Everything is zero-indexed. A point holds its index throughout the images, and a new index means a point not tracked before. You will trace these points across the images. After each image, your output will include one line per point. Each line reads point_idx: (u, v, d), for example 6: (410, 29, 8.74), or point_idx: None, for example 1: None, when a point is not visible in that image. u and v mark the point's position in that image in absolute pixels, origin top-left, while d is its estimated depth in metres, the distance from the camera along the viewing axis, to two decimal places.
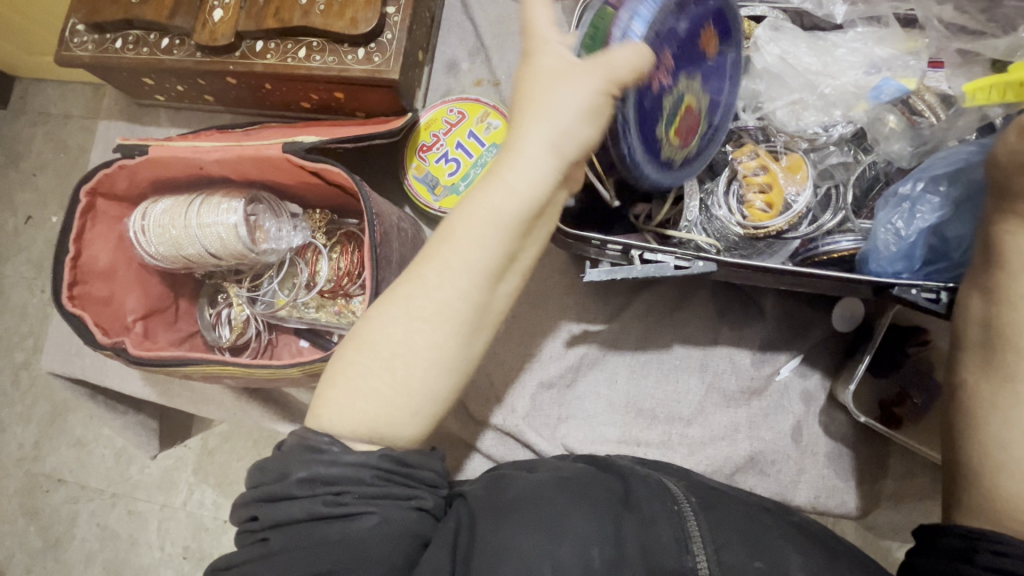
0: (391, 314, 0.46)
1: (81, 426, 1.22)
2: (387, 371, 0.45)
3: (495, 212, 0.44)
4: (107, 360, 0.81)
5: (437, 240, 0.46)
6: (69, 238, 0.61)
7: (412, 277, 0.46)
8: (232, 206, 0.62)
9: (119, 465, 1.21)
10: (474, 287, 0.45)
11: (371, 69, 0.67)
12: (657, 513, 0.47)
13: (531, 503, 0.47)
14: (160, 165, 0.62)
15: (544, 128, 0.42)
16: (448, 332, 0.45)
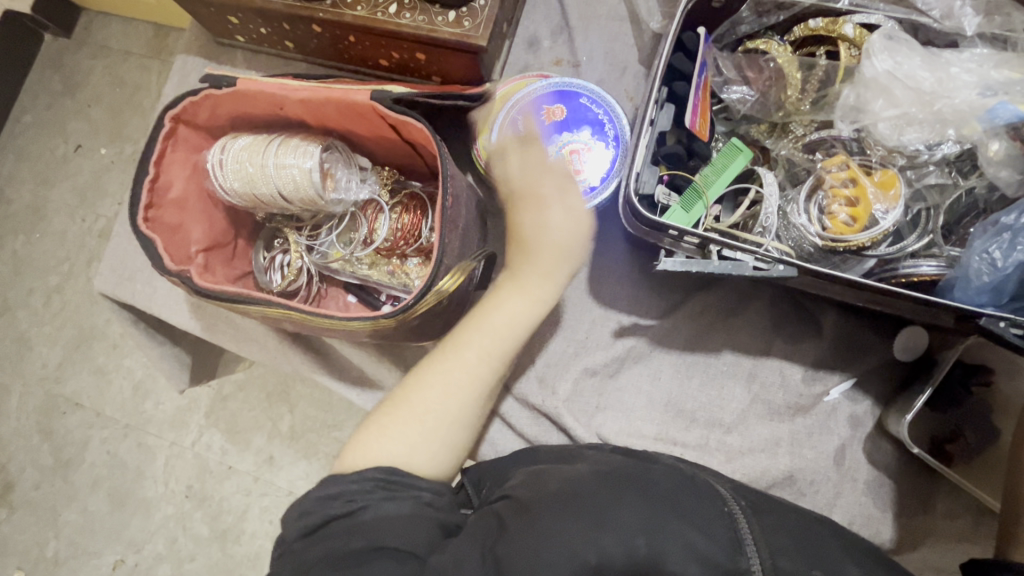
0: (429, 375, 0.58)
1: (105, 355, 1.25)
2: (423, 415, 0.57)
3: (508, 303, 0.58)
4: (157, 289, 0.83)
5: (467, 323, 0.59)
6: (149, 161, 0.61)
7: (452, 350, 0.58)
8: (309, 151, 0.63)
9: (135, 398, 1.23)
10: (495, 355, 0.59)
11: (459, 33, 0.67)
12: (709, 511, 0.46)
13: (572, 493, 0.47)
14: (245, 98, 0.62)
15: (551, 234, 0.58)
16: (471, 389, 0.58)
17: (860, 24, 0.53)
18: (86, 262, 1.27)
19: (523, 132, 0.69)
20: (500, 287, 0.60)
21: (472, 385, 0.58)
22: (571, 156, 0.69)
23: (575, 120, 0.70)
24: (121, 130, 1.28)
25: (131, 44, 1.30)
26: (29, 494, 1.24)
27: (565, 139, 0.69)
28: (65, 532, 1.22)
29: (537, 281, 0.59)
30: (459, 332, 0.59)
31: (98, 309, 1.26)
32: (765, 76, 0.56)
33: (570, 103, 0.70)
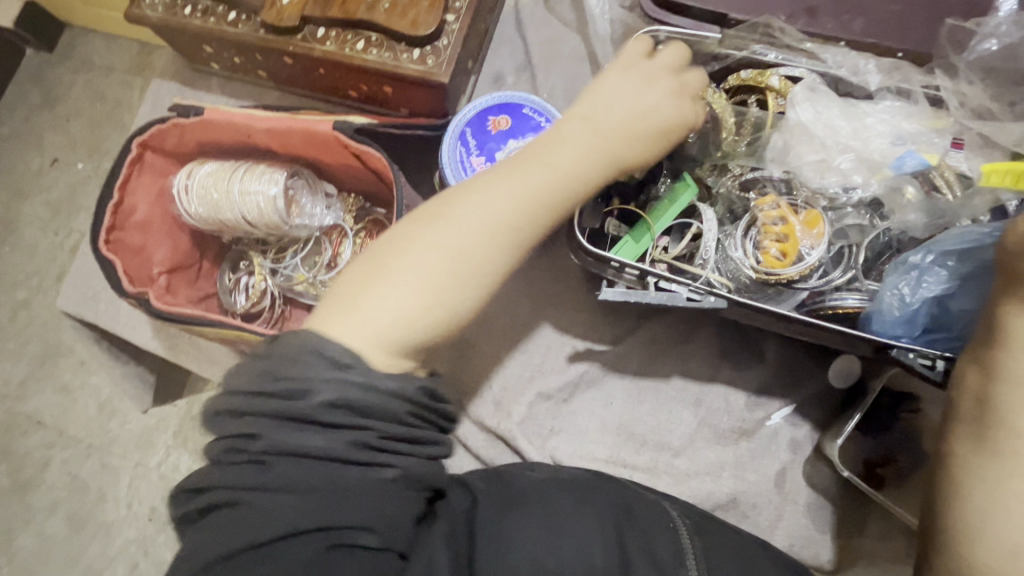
0: (451, 210, 0.48)
1: (70, 372, 1.23)
2: (412, 276, 0.45)
3: (552, 171, 0.49)
4: (121, 308, 0.84)
5: (474, 189, 0.48)
6: (114, 185, 0.63)
7: (466, 202, 0.48)
8: (274, 178, 0.65)
9: (99, 417, 1.20)
10: (518, 227, 0.48)
11: (423, 70, 0.70)
12: (656, 527, 0.50)
13: (537, 501, 0.49)
14: (212, 127, 0.64)
15: (634, 94, 0.53)
16: (489, 263, 0.47)
17: (786, 76, 0.57)
18: (56, 276, 1.26)
19: (471, 145, 0.68)
20: (512, 162, 0.50)
21: (487, 250, 0.47)
22: None
23: (522, 129, 0.69)
24: (99, 145, 1.29)
25: (112, 61, 1.31)
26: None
27: (511, 147, 0.68)
28: (19, 556, 1.18)
29: (575, 146, 0.51)
30: (447, 198, 0.49)
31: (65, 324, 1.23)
32: (703, 119, 0.59)
33: (516, 113, 0.69)
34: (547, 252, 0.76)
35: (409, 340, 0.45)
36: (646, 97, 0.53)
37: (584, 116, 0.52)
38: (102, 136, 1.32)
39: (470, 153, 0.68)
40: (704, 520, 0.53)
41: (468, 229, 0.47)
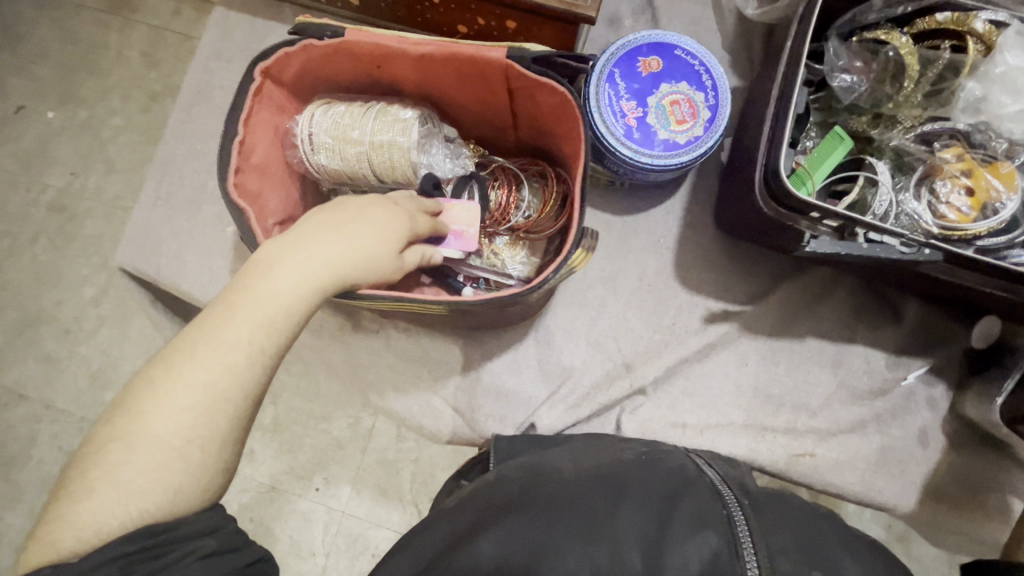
0: (201, 326, 0.46)
1: (55, 342, 1.16)
2: (166, 406, 0.43)
3: (261, 307, 0.46)
4: (190, 264, 0.75)
5: (217, 312, 0.46)
6: (239, 120, 0.55)
7: (220, 327, 0.45)
8: (408, 122, 0.59)
9: (93, 390, 1.14)
10: (263, 344, 0.46)
11: (566, 2, 0.63)
12: (706, 514, 0.46)
13: (567, 504, 0.48)
14: (348, 54, 0.56)
15: (357, 232, 0.50)
16: (229, 384, 0.45)
17: (990, 21, 0.54)
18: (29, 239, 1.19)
19: (620, 87, 0.63)
20: (262, 261, 0.48)
21: (218, 386, 0.44)
22: (671, 111, 0.63)
23: (672, 72, 0.64)
24: (72, 93, 1.20)
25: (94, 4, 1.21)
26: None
27: (664, 92, 0.63)
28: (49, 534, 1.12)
29: (321, 258, 0.48)
30: (200, 326, 0.46)
31: (47, 290, 1.17)
32: (883, 65, 0.57)
33: (665, 54, 0.64)
34: (677, 208, 0.72)
35: (200, 485, 0.44)
36: (387, 215, 0.52)
37: (338, 218, 0.51)
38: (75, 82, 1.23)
39: (620, 96, 0.63)
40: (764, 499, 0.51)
41: (212, 376, 0.44)
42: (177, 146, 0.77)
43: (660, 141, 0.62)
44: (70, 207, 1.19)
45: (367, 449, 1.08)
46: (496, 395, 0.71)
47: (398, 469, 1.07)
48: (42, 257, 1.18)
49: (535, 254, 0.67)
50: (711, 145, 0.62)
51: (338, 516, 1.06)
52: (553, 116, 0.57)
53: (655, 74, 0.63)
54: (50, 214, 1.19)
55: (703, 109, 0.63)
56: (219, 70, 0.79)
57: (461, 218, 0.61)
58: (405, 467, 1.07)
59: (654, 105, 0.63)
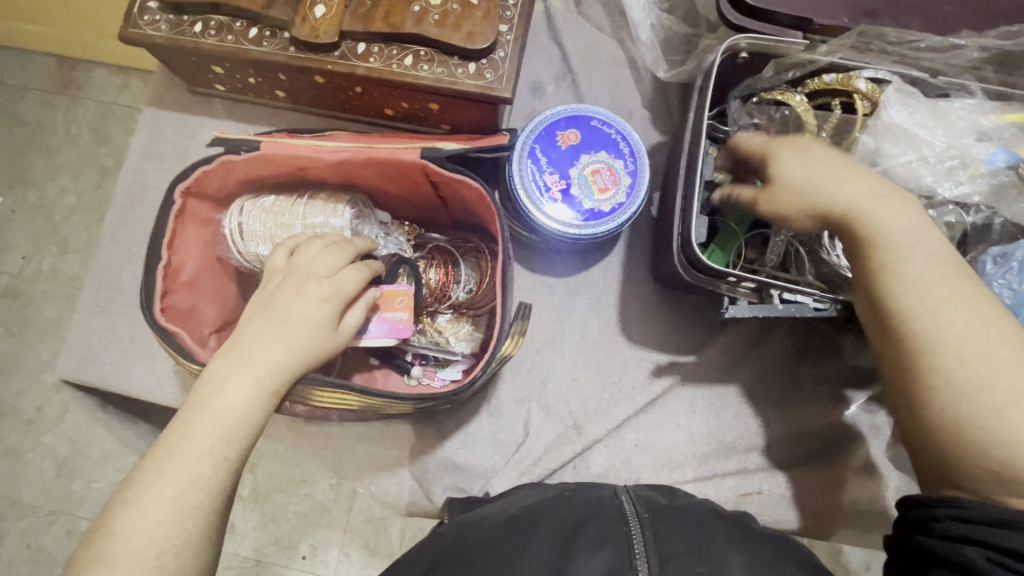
0: (163, 447, 0.48)
1: (18, 435, 1.24)
2: (139, 529, 0.44)
3: (215, 418, 0.48)
4: (134, 368, 0.74)
5: (176, 432, 0.48)
6: (163, 243, 0.55)
7: (180, 444, 0.47)
8: (338, 215, 0.61)
9: (60, 481, 1.22)
10: (225, 452, 0.48)
11: (482, 85, 0.66)
12: (607, 534, 0.55)
13: (491, 547, 0.54)
14: (268, 163, 0.57)
15: (293, 327, 0.52)
16: (200, 494, 0.47)
17: (871, 79, 0.58)
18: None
19: (541, 161, 0.65)
20: (212, 377, 0.50)
21: (188, 495, 0.46)
22: (594, 181, 0.65)
23: (591, 142, 0.66)
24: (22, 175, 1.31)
25: (39, 97, 1.34)
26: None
27: (585, 162, 0.65)
28: None
29: (264, 359, 0.51)
30: (163, 447, 0.48)
31: (8, 379, 1.25)
32: (778, 121, 0.60)
33: (583, 126, 0.66)
34: (614, 265, 0.74)
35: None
36: (323, 300, 0.53)
37: (271, 317, 0.52)
38: (23, 168, 1.33)
39: (543, 170, 0.65)
40: (660, 508, 0.59)
41: (179, 490, 0.46)
42: (114, 250, 0.77)
43: (585, 212, 0.64)
44: (24, 292, 1.28)
45: (351, 509, 1.09)
46: (451, 469, 0.70)
47: (386, 525, 1.09)
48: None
49: (478, 329, 0.69)
50: (635, 210, 0.64)
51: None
52: (477, 204, 0.59)
53: (576, 146, 0.66)
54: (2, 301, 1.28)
55: (623, 175, 0.65)
56: (153, 169, 0.79)
57: (396, 305, 0.62)
58: (393, 523, 1.09)
59: (577, 177, 0.65)
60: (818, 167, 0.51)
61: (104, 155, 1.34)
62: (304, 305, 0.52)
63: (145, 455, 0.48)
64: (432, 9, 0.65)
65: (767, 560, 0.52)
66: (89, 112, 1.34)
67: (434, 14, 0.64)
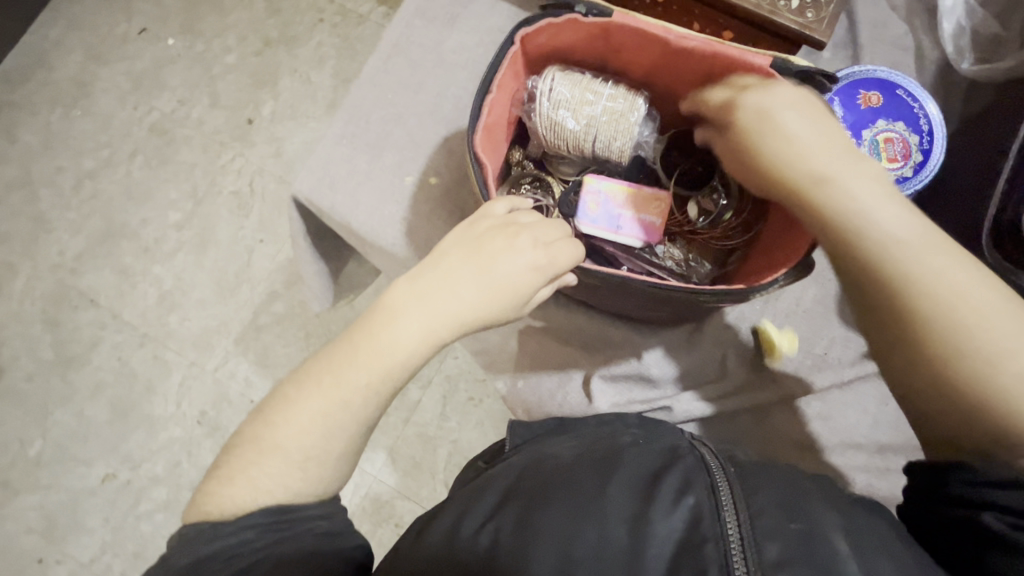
0: (337, 356, 0.53)
1: (134, 256, 1.49)
2: (298, 422, 0.51)
3: (393, 346, 0.52)
4: (359, 204, 0.77)
5: (348, 346, 0.53)
6: (497, 79, 0.59)
7: (354, 359, 0.52)
8: (636, 106, 0.64)
9: (159, 309, 1.46)
10: (392, 374, 0.53)
11: (800, 23, 0.66)
12: (689, 480, 0.52)
13: (564, 483, 0.52)
14: (608, 33, 0.61)
15: (483, 280, 0.54)
16: (355, 409, 0.52)
17: None
18: (127, 153, 1.54)
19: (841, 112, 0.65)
20: (390, 308, 0.53)
21: (343, 406, 0.52)
22: (882, 149, 0.65)
23: (891, 111, 0.65)
24: (196, 27, 1.57)
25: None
26: (70, 376, 1.45)
27: (878, 129, 0.65)
28: (127, 412, 1.42)
29: (452, 298, 0.53)
30: (330, 362, 0.53)
31: (142, 205, 1.51)
32: None
33: (888, 94, 0.65)
34: None
35: (325, 474, 0.53)
36: (521, 269, 0.54)
37: (475, 259, 0.54)
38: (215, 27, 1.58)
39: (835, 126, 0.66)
40: (746, 465, 0.54)
41: (333, 407, 0.52)
42: (367, 91, 0.80)
43: None
44: (171, 131, 1.54)
45: (407, 421, 1.27)
46: (633, 381, 0.72)
47: (435, 446, 1.25)
48: (137, 173, 1.53)
49: (711, 263, 0.68)
50: (920, 187, 0.64)
51: (372, 479, 1.25)
52: None
53: (876, 112, 0.65)
54: (150, 135, 1.54)
55: (914, 152, 0.64)
56: (419, 28, 0.82)
57: (645, 212, 0.66)
58: (441, 447, 1.25)
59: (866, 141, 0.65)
60: (942, 260, 0.46)
61: (273, 26, 1.56)
62: (507, 262, 0.54)
63: (314, 355, 0.55)
64: None
65: (871, 532, 0.48)
66: None
67: None
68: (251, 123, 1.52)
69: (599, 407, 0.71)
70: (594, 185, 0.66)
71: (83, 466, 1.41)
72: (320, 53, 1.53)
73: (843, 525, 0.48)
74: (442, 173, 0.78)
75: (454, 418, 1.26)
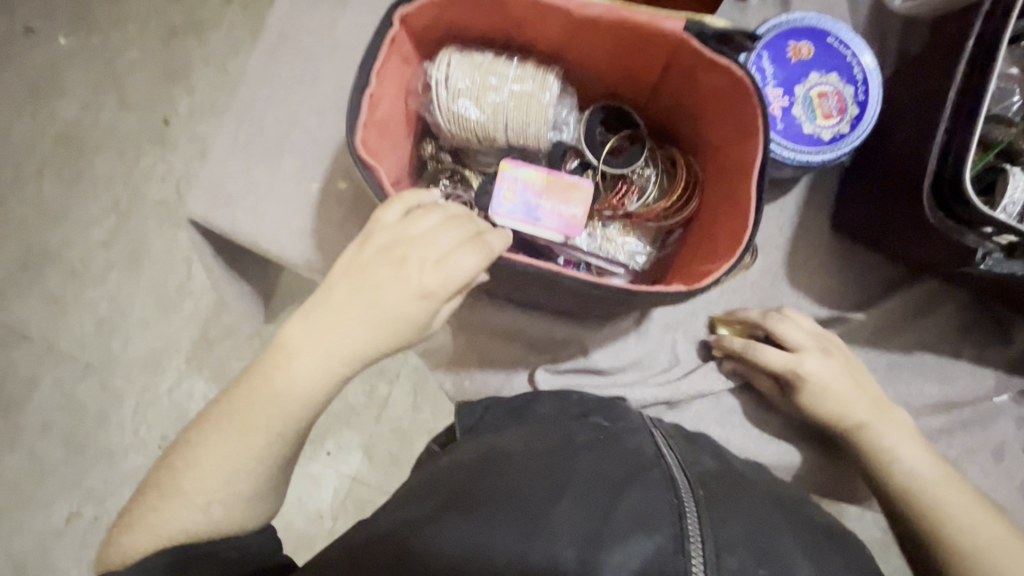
0: (239, 398, 0.53)
1: (59, 282, 1.37)
2: (206, 465, 0.52)
3: (289, 386, 0.52)
4: (266, 218, 0.69)
5: (251, 387, 0.53)
6: (377, 68, 0.51)
7: (253, 399, 0.52)
8: (547, 84, 0.57)
9: (97, 335, 1.35)
10: (294, 414, 0.52)
11: None
12: (655, 508, 0.48)
13: (514, 499, 0.47)
14: (501, 4, 0.53)
15: (373, 305, 0.51)
16: (263, 450, 0.52)
17: None
18: (33, 170, 1.39)
19: (770, 69, 0.60)
20: (286, 346, 0.52)
21: (249, 448, 0.52)
22: (817, 105, 0.61)
23: (822, 62, 0.61)
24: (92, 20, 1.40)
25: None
26: (10, 419, 1.34)
27: (810, 83, 0.61)
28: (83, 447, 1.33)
29: (345, 329, 0.51)
30: (234, 402, 0.53)
31: (56, 227, 1.37)
32: None
33: (818, 43, 0.61)
34: (792, 204, 0.69)
35: (240, 511, 0.53)
36: (407, 292, 0.51)
37: (362, 288, 0.51)
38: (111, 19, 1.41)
39: (767, 84, 0.61)
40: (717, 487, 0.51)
41: (243, 451, 0.52)
42: (259, 90, 0.71)
43: (803, 136, 0.60)
44: (77, 140, 1.39)
45: (380, 417, 1.21)
46: (586, 371, 0.69)
47: (411, 439, 1.20)
48: (47, 191, 1.39)
49: (649, 245, 0.63)
50: (858, 144, 0.59)
51: (349, 481, 1.20)
52: (712, 96, 0.55)
53: (806, 65, 0.61)
54: (56, 147, 1.39)
55: (849, 104, 0.60)
56: (309, 10, 0.72)
57: (570, 201, 0.58)
58: (417, 439, 1.20)
59: (800, 98, 0.61)
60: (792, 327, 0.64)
61: (176, 11, 1.40)
62: (390, 286, 0.51)
63: (223, 394, 0.55)
64: None
65: (838, 572, 0.47)
66: None
67: None
68: (167, 123, 1.38)
69: (543, 390, 0.67)
70: (511, 172, 0.58)
71: (42, 509, 1.32)
72: (233, 38, 1.39)
73: (810, 566, 0.46)
74: (351, 176, 0.70)
75: (428, 410, 1.21)
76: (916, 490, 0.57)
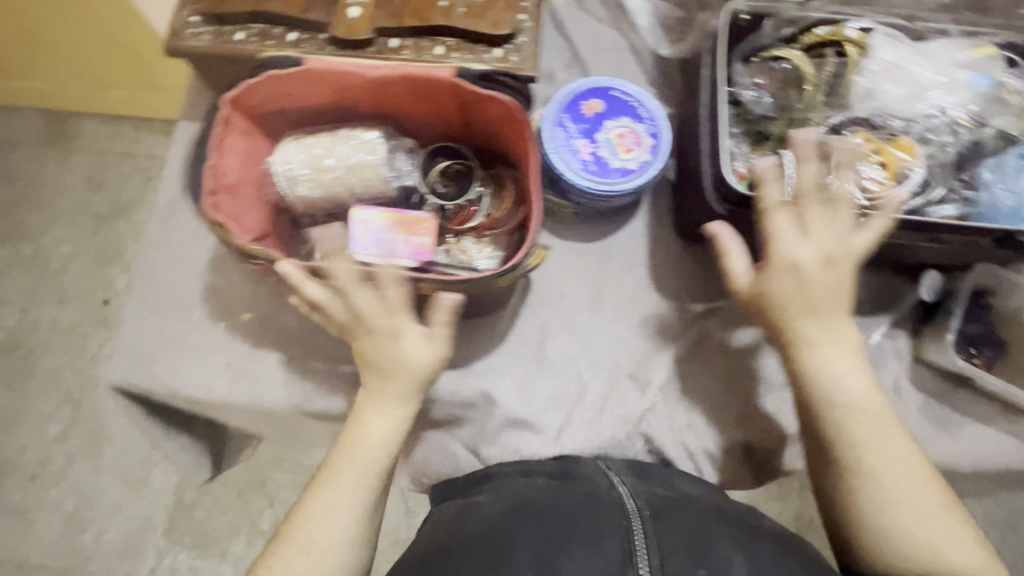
0: (331, 470, 0.62)
1: (22, 491, 1.33)
2: (315, 522, 0.60)
3: (367, 438, 0.62)
4: (182, 367, 0.75)
5: (338, 448, 0.63)
6: (211, 144, 0.63)
7: (336, 459, 0.62)
8: (373, 147, 0.69)
9: (70, 536, 1.31)
10: (373, 456, 0.63)
11: (508, 67, 0.70)
12: (608, 529, 0.55)
13: (484, 545, 0.54)
14: (313, 78, 0.67)
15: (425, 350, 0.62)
16: (356, 485, 0.62)
17: (859, 29, 0.71)
18: None
19: (569, 124, 0.72)
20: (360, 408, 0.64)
21: (348, 491, 0.61)
22: (618, 143, 0.72)
23: (613, 110, 0.73)
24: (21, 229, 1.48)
25: (37, 155, 1.53)
26: None
27: (609, 126, 0.72)
28: None
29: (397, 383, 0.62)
30: (331, 464, 0.62)
31: (13, 435, 1.36)
32: (779, 75, 0.70)
33: (604, 95, 0.74)
34: (640, 230, 0.80)
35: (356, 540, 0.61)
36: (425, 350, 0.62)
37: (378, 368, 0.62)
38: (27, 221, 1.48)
39: (573, 135, 0.72)
40: (662, 504, 0.58)
41: (342, 494, 0.61)
42: (156, 255, 0.79)
43: (613, 169, 0.71)
44: (23, 344, 1.41)
45: None
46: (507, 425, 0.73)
47: None
48: None
49: (501, 248, 0.70)
50: (660, 166, 0.71)
51: None
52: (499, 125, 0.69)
53: (603, 115, 0.73)
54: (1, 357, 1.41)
55: (645, 136, 0.72)
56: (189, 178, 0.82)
57: (418, 231, 0.66)
58: None
59: (603, 139, 0.72)
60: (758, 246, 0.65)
61: (99, 202, 1.50)
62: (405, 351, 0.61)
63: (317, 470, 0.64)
64: (458, 4, 0.71)
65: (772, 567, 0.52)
66: (85, 161, 1.53)
67: (460, 8, 0.71)
68: (108, 303, 1.44)
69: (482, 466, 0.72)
70: (360, 215, 0.66)
71: None
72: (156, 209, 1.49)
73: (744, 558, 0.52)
74: (253, 306, 0.77)
75: None
76: (843, 413, 0.60)
